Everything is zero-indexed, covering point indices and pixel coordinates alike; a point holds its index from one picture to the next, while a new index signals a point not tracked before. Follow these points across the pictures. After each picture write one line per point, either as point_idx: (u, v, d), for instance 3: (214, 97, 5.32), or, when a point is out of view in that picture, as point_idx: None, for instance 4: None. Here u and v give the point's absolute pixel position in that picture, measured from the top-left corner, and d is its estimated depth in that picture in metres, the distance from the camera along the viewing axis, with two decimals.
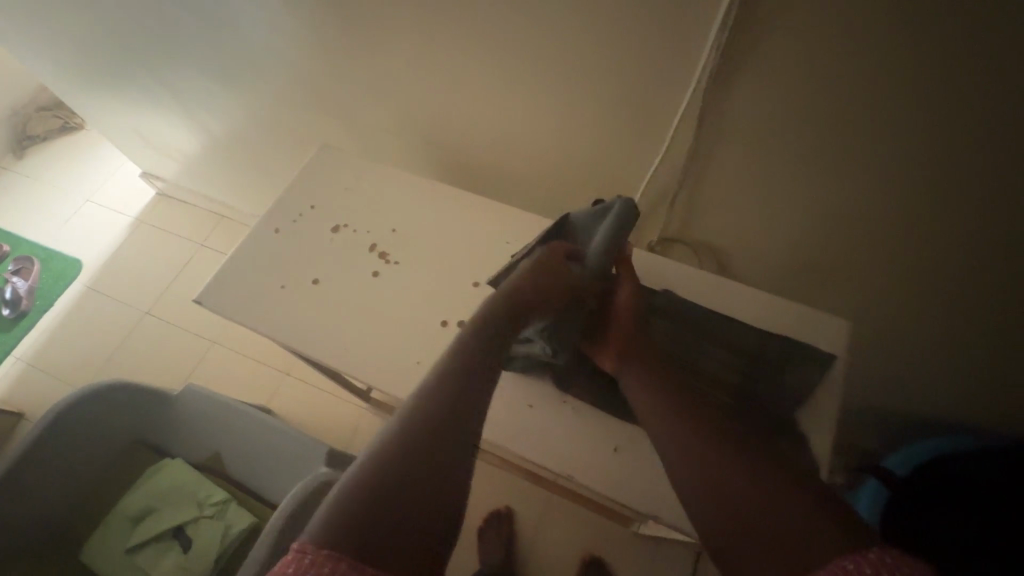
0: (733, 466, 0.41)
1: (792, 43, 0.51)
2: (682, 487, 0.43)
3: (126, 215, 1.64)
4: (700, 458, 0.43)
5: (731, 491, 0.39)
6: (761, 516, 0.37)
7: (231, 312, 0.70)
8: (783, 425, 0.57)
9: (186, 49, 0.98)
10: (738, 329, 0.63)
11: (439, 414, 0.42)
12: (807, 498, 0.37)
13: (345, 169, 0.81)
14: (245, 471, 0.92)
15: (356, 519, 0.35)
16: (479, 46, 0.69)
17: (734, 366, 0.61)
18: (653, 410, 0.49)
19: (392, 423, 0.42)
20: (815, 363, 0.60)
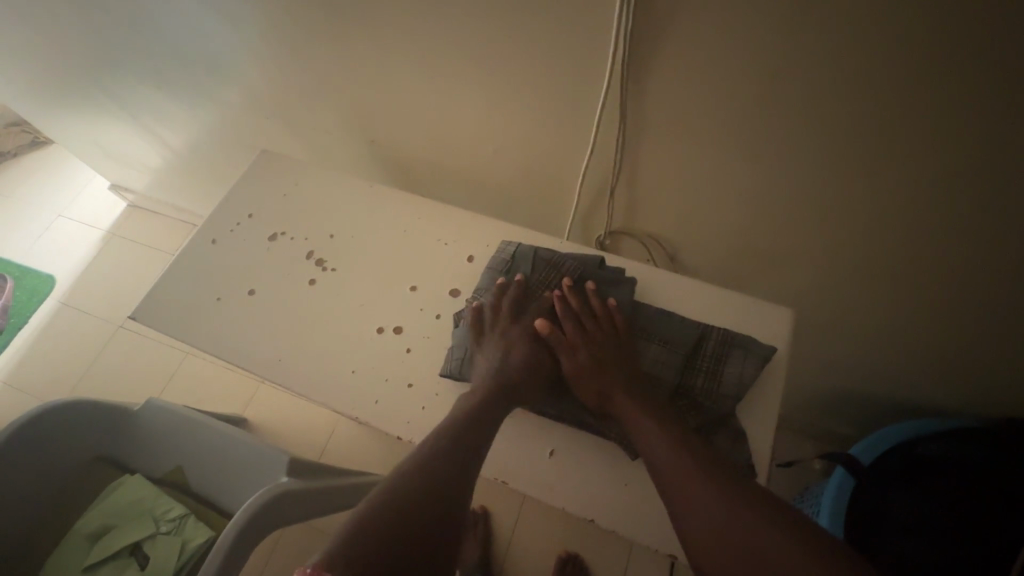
0: (734, 502, 0.45)
1: (700, 23, 0.50)
2: (690, 524, 0.46)
3: (96, 228, 1.63)
4: (693, 479, 0.48)
5: (723, 509, 0.45)
6: (766, 552, 0.42)
7: (167, 326, 0.69)
8: (722, 420, 0.57)
9: (127, 61, 0.96)
10: (676, 323, 0.62)
11: (447, 467, 0.49)
12: (802, 536, 0.43)
13: (283, 175, 0.79)
14: (207, 483, 0.91)
15: (365, 551, 0.41)
16: (401, 42, 0.68)
17: (679, 362, 0.59)
18: (651, 439, 0.52)
19: (399, 468, 0.49)
20: (752, 352, 0.59)
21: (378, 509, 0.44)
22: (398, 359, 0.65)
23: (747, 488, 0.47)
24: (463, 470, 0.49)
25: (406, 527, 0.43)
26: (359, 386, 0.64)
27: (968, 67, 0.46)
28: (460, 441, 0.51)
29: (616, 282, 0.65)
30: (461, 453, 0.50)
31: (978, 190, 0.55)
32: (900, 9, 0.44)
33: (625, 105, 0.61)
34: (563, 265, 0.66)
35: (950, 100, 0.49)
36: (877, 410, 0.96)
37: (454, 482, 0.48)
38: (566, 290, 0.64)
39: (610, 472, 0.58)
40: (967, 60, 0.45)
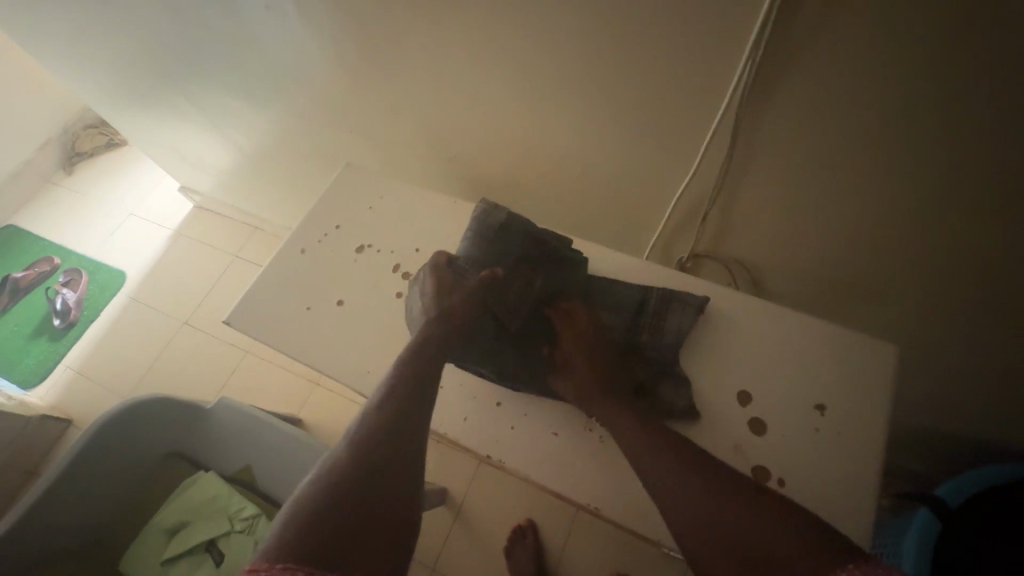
0: (709, 489, 0.48)
1: (828, 58, 0.49)
2: (675, 515, 0.48)
3: (165, 227, 1.70)
4: (673, 475, 0.50)
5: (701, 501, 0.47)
6: (753, 539, 0.44)
7: (260, 333, 0.71)
8: (663, 368, 0.63)
9: (219, 72, 1.00)
10: (621, 290, 0.68)
11: (381, 451, 0.49)
12: (784, 519, 0.45)
13: (370, 189, 0.81)
14: (275, 485, 0.93)
15: (310, 538, 0.43)
16: (499, 65, 0.68)
17: (624, 325, 0.66)
18: (625, 430, 0.55)
19: (343, 446, 0.50)
20: (687, 304, 0.65)
21: (320, 493, 0.46)
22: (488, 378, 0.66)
23: (716, 471, 0.49)
24: (403, 442, 0.51)
25: (342, 506, 0.45)
26: None
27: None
28: (396, 422, 0.52)
29: (571, 263, 0.68)
30: (397, 432, 0.51)
31: None
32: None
33: (735, 137, 0.60)
34: (532, 248, 0.67)
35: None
36: (960, 453, 0.92)
37: (390, 462, 0.49)
38: (530, 278, 0.67)
39: None
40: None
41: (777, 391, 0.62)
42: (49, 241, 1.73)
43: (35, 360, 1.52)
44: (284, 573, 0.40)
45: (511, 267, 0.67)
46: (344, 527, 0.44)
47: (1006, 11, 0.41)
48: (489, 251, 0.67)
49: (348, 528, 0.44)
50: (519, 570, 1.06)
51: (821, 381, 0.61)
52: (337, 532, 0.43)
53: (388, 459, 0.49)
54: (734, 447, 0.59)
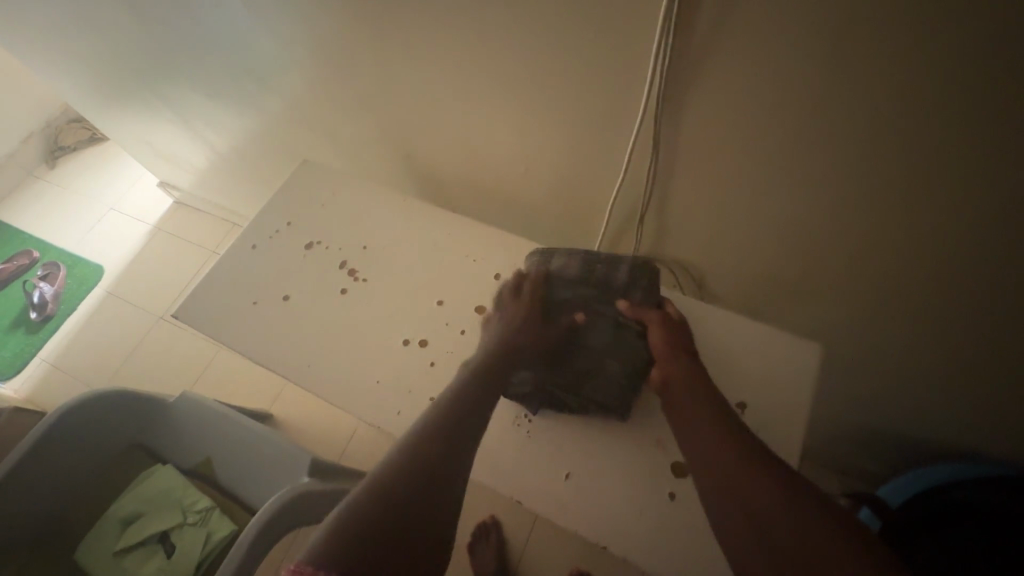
0: (761, 471, 0.44)
1: (734, 57, 0.50)
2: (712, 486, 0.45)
3: (144, 222, 1.71)
4: (723, 455, 0.46)
5: (746, 476, 0.44)
6: (795, 526, 0.41)
7: (205, 326, 0.72)
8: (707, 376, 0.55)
9: (182, 70, 1.01)
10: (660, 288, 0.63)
11: (427, 464, 0.48)
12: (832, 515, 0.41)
13: (323, 185, 0.82)
14: (232, 477, 0.94)
15: (350, 535, 0.42)
16: (439, 66, 0.69)
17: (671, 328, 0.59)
18: (682, 412, 0.51)
19: (399, 443, 0.50)
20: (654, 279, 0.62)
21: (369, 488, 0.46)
22: (421, 371, 0.66)
23: (769, 456, 0.46)
24: (456, 442, 0.50)
25: (386, 502, 0.45)
26: (383, 395, 0.65)
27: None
28: (443, 431, 0.50)
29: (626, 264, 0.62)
30: (442, 442, 0.50)
31: None
32: (953, 53, 0.43)
33: (659, 135, 0.61)
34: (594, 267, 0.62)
35: (1010, 146, 0.46)
36: (912, 453, 0.92)
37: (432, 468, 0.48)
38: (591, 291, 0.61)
39: (628, 501, 0.57)
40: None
41: None
42: (30, 235, 1.75)
43: (11, 352, 1.53)
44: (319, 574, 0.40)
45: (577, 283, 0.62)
46: (383, 523, 0.43)
47: (888, 12, 0.42)
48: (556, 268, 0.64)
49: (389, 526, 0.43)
50: (479, 568, 1.06)
51: (745, 377, 0.63)
52: (379, 528, 0.43)
53: (438, 459, 0.48)
54: (656, 442, 0.59)
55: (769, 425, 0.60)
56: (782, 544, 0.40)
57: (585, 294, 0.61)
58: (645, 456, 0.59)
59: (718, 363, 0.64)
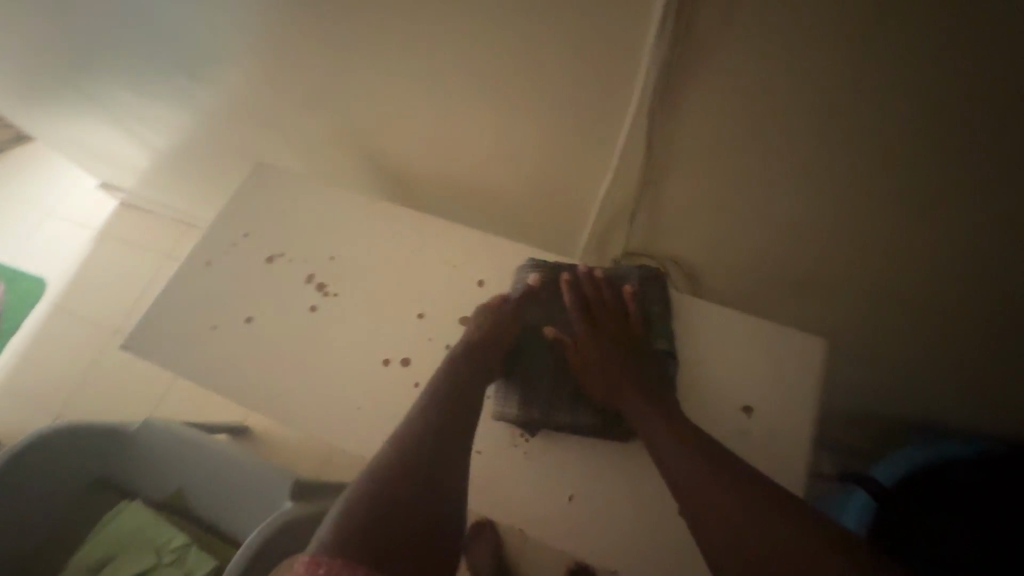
0: (726, 486, 0.45)
1: (739, 41, 0.45)
2: (687, 506, 0.46)
3: (88, 229, 1.58)
4: (698, 476, 0.46)
5: (715, 495, 0.45)
6: (766, 535, 0.42)
7: (160, 358, 0.65)
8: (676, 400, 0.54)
9: (107, 65, 0.90)
10: (645, 296, 0.62)
11: (417, 464, 0.49)
12: (807, 521, 0.43)
13: (281, 191, 0.74)
14: (210, 506, 0.89)
15: (362, 527, 0.44)
16: (400, 57, 0.62)
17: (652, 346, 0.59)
18: (651, 427, 0.51)
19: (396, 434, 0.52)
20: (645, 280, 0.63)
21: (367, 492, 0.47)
22: (407, 395, 0.61)
23: (734, 466, 0.47)
24: (447, 441, 0.51)
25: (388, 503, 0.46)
26: (366, 425, 0.59)
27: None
28: (433, 436, 0.51)
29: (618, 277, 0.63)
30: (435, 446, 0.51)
31: None
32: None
33: (652, 128, 0.56)
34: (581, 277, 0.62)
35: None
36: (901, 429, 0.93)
37: (423, 480, 0.48)
38: (575, 300, 0.60)
39: (636, 520, 0.54)
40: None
41: (705, 389, 0.60)
42: None
43: None
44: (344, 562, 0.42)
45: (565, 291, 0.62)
46: (384, 521, 0.45)
47: None
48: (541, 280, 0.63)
49: (394, 527, 0.45)
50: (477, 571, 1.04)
51: (749, 379, 0.60)
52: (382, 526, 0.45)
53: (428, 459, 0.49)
54: None
55: (778, 429, 0.57)
56: (753, 552, 0.42)
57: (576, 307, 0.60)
58: (650, 470, 0.56)
59: (722, 365, 0.61)
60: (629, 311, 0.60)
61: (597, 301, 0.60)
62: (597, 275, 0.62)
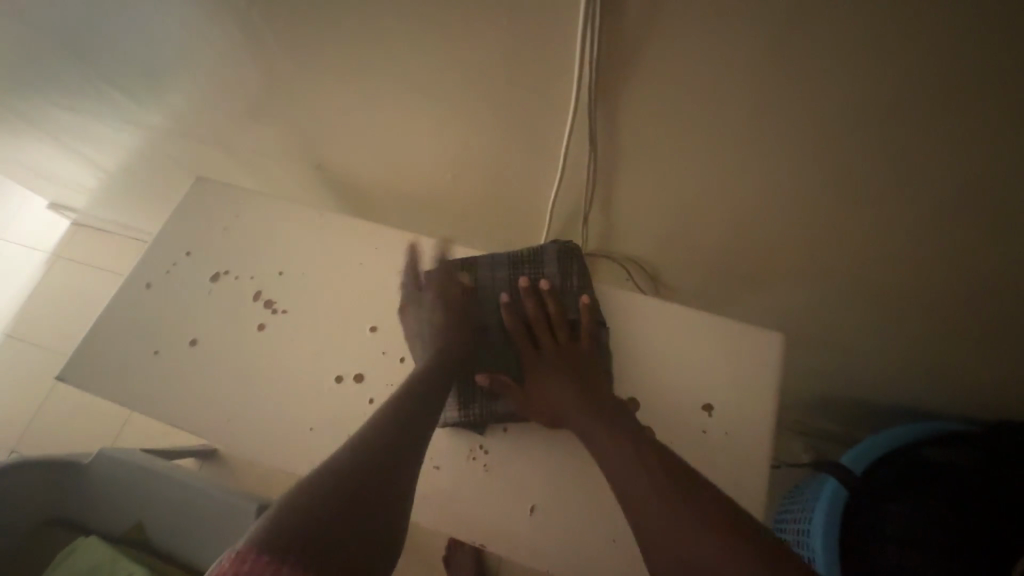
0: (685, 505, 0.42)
1: (671, 41, 0.44)
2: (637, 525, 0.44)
3: (39, 252, 1.51)
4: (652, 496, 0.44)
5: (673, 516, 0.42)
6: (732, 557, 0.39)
7: (99, 389, 0.61)
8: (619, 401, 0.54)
9: (35, 83, 0.85)
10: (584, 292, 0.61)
11: (372, 460, 0.43)
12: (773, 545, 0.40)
13: (224, 206, 0.71)
14: (170, 538, 0.85)
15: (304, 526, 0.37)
16: (333, 65, 0.59)
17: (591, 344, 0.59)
18: (599, 439, 0.50)
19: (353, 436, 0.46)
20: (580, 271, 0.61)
21: (314, 487, 0.40)
22: (361, 413, 0.59)
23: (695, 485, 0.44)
24: (405, 443, 0.47)
25: (335, 498, 0.39)
26: (319, 446, 0.57)
27: (992, 82, 0.40)
28: (390, 433, 0.46)
29: (555, 264, 0.61)
30: (393, 445, 0.46)
31: (991, 204, 0.50)
32: (915, 18, 0.37)
33: (596, 127, 0.54)
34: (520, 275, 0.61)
35: (972, 114, 0.43)
36: (867, 412, 0.94)
37: (377, 478, 0.43)
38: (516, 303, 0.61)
39: (597, 530, 0.52)
40: (993, 75, 0.39)
41: (665, 389, 0.59)
42: None
43: None
44: (272, 557, 0.34)
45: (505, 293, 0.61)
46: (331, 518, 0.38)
47: None
48: (480, 281, 0.62)
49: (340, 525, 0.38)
50: None
51: (708, 377, 0.59)
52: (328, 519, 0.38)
53: (385, 458, 0.44)
54: None
55: (737, 425, 0.57)
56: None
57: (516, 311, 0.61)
58: None
59: (679, 364, 0.60)
60: (568, 312, 0.60)
61: (537, 302, 0.60)
62: (534, 271, 0.61)
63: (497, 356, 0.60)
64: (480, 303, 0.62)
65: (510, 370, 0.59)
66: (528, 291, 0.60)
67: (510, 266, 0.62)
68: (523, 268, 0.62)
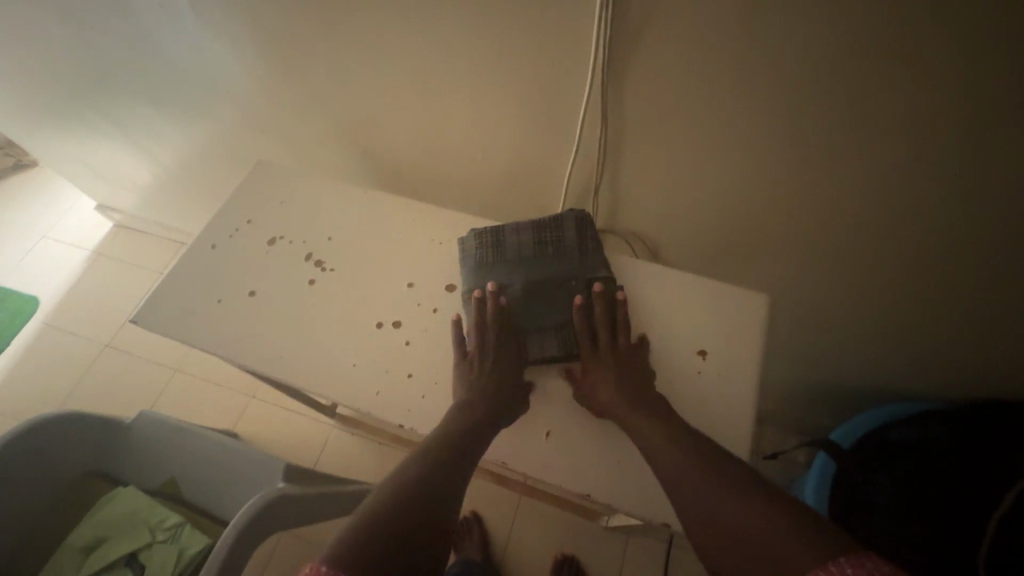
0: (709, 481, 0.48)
1: (668, 32, 0.55)
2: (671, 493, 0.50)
3: (84, 248, 1.62)
4: (682, 474, 0.50)
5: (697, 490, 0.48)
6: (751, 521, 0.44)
7: (168, 329, 0.70)
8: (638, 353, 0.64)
9: (123, 79, 0.98)
10: (598, 259, 0.68)
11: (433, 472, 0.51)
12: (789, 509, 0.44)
13: (282, 183, 0.82)
14: (201, 493, 0.92)
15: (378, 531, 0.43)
16: (390, 58, 0.72)
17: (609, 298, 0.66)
18: (633, 405, 0.57)
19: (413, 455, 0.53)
20: (592, 236, 0.68)
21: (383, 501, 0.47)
22: (398, 352, 0.67)
23: (718, 461, 0.50)
24: (459, 451, 0.54)
25: (403, 509, 0.46)
26: (361, 379, 0.66)
27: (922, 66, 0.51)
28: (445, 446, 0.54)
29: (574, 232, 0.68)
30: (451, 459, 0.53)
31: (935, 182, 0.61)
32: (858, 9, 0.48)
33: (608, 108, 0.65)
34: (542, 245, 0.67)
35: (908, 96, 0.54)
36: (853, 395, 1.01)
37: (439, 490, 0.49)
38: (539, 272, 0.66)
39: (602, 453, 0.60)
40: (922, 60, 0.50)
41: (665, 338, 0.68)
42: None
43: None
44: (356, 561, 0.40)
45: (529, 264, 0.67)
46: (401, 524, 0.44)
47: None
48: (505, 254, 0.68)
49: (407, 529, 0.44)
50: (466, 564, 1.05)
51: (701, 329, 0.68)
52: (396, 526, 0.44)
53: (443, 470, 0.51)
54: None
55: (727, 367, 0.65)
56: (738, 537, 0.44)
57: (540, 276, 0.66)
58: None
59: (676, 318, 0.69)
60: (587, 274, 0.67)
61: (559, 271, 0.66)
62: (555, 240, 0.67)
63: (530, 320, 0.65)
64: (506, 274, 0.67)
65: (544, 334, 0.65)
66: (551, 261, 0.67)
67: (534, 240, 0.68)
68: (546, 232, 0.68)
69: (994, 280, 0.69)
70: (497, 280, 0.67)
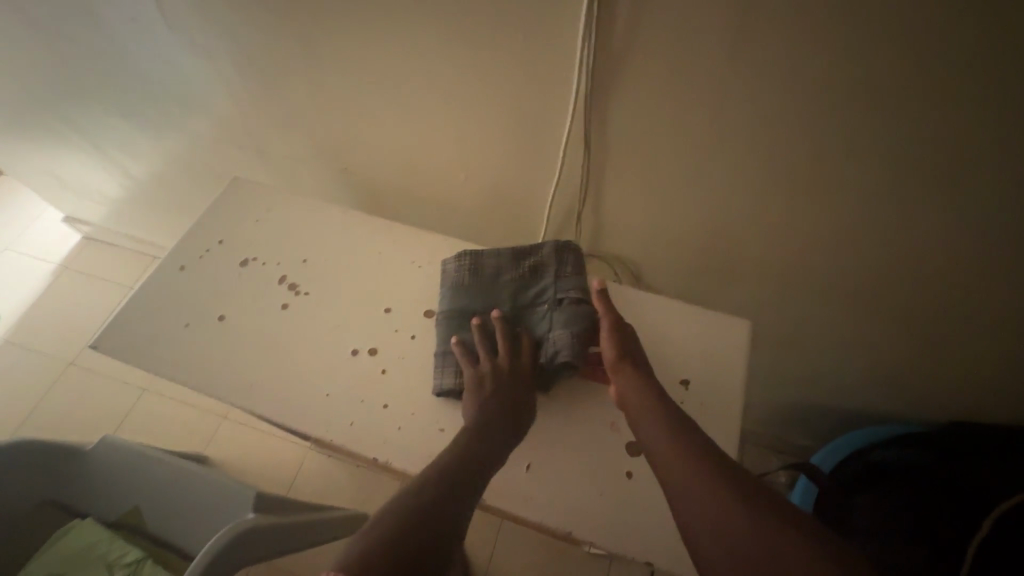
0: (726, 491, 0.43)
1: (651, 56, 0.55)
2: (681, 506, 0.44)
3: (49, 262, 1.55)
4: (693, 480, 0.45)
5: (711, 501, 0.43)
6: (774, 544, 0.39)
7: (131, 354, 0.67)
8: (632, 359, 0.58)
9: (91, 89, 0.94)
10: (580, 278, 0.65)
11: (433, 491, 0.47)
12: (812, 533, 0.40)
13: (256, 201, 0.80)
14: (167, 524, 0.87)
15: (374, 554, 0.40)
16: (370, 77, 0.70)
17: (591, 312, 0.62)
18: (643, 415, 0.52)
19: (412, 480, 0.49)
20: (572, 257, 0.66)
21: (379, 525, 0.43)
22: (373, 380, 0.65)
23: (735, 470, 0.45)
24: (461, 471, 0.50)
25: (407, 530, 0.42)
26: (334, 407, 0.63)
27: (900, 93, 0.51)
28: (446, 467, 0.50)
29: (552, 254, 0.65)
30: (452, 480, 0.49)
31: (913, 208, 0.61)
32: (838, 35, 0.49)
33: (591, 129, 0.65)
34: (521, 270, 0.66)
35: (886, 123, 0.54)
36: (833, 417, 1.02)
37: (442, 510, 0.45)
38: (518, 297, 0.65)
39: (585, 485, 0.58)
40: (901, 86, 0.51)
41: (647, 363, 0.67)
42: None
43: None
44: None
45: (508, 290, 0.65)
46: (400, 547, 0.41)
47: (772, 15, 0.49)
48: (484, 280, 0.66)
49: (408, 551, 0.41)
50: None
51: (684, 354, 0.67)
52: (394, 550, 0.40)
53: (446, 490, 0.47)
54: (611, 425, 0.62)
55: (710, 393, 0.65)
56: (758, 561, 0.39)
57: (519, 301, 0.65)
58: (600, 434, 0.61)
59: (659, 342, 0.68)
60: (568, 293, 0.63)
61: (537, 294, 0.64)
62: (535, 265, 0.66)
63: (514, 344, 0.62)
64: (486, 301, 0.65)
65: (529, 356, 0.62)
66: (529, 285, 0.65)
67: (511, 266, 0.66)
68: (524, 258, 0.67)
69: (970, 304, 0.70)
70: (478, 307, 0.65)
